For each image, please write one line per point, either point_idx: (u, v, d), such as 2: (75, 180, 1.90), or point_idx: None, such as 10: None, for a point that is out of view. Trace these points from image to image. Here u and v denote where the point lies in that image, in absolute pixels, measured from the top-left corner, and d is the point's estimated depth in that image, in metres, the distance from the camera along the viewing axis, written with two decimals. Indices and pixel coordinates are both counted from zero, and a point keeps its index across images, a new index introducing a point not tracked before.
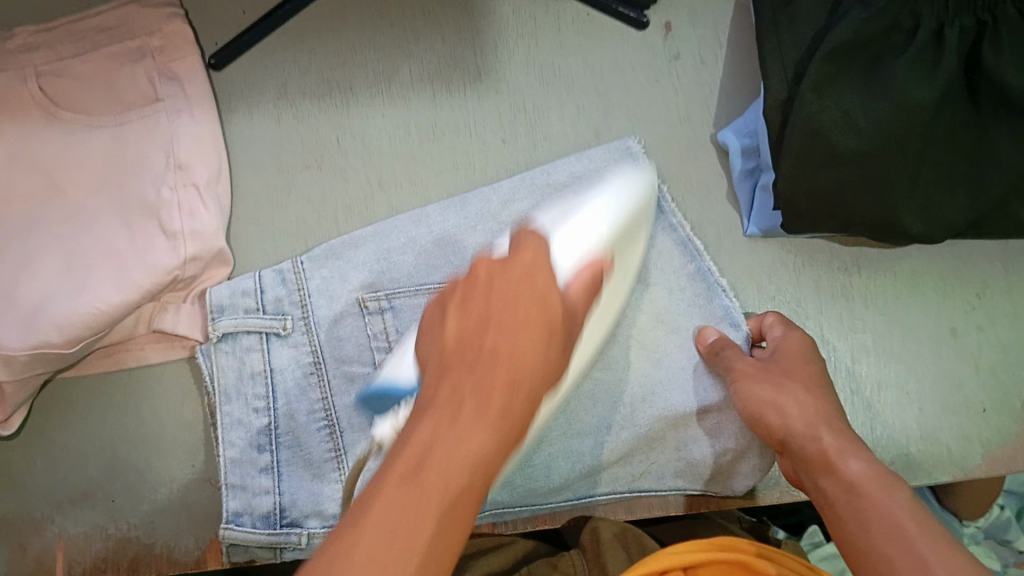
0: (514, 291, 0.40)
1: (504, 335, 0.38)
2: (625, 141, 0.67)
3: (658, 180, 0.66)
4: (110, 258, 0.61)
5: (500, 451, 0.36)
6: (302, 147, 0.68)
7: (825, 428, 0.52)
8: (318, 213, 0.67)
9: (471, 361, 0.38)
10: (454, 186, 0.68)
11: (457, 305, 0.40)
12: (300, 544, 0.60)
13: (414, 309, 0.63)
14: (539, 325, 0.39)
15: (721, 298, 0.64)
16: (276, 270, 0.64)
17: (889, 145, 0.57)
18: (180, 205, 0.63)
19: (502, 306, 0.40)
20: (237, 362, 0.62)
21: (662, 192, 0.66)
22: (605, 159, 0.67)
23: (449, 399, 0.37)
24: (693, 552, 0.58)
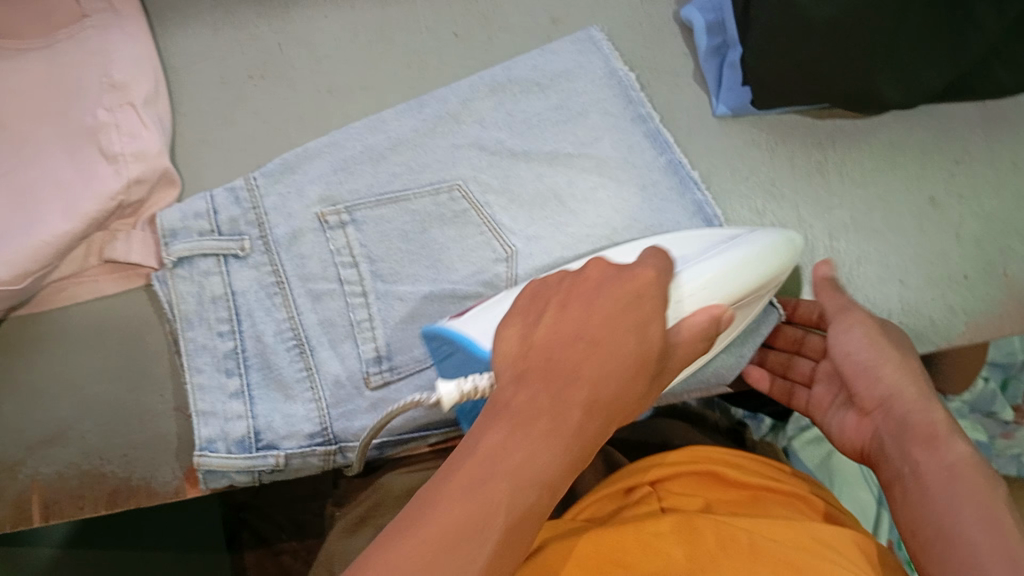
0: (603, 309, 0.39)
1: (595, 348, 0.38)
2: (588, 33, 0.65)
3: (625, 70, 0.64)
4: (49, 189, 0.57)
5: (569, 467, 0.36)
6: (246, 58, 0.65)
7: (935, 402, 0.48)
8: (268, 128, 0.64)
9: (555, 375, 0.37)
10: (407, 89, 0.65)
11: (557, 307, 0.40)
12: (278, 466, 0.57)
13: (379, 220, 0.60)
14: (625, 354, 0.38)
15: (693, 192, 0.61)
16: (229, 189, 0.61)
17: (859, 10, 0.54)
18: (119, 126, 0.59)
19: (601, 313, 0.39)
20: (196, 287, 0.59)
21: (629, 84, 0.64)
22: (569, 51, 0.65)
23: (527, 407, 0.36)
24: (667, 465, 0.58)
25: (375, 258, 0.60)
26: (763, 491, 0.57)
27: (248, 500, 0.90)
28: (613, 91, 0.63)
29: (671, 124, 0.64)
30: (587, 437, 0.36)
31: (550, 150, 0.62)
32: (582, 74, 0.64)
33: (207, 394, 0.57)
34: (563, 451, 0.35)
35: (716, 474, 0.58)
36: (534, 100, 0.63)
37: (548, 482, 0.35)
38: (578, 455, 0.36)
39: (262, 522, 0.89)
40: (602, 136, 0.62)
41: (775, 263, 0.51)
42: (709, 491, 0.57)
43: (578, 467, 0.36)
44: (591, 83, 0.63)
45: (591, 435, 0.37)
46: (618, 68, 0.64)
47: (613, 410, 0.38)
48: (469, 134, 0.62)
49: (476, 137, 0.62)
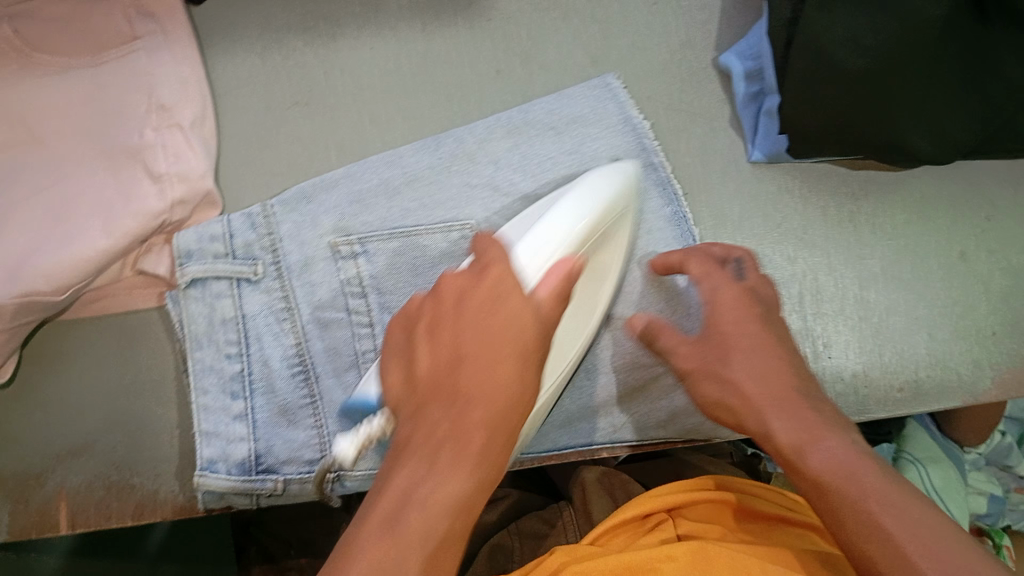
0: (488, 325, 0.41)
1: (476, 362, 0.40)
2: (605, 79, 0.65)
3: (641, 118, 0.64)
4: (93, 204, 0.59)
5: (477, 493, 0.37)
6: (290, 85, 0.66)
7: None
8: (309, 153, 0.65)
9: (447, 399, 0.39)
10: (446, 120, 0.66)
11: (426, 337, 0.42)
12: (276, 490, 0.59)
13: (390, 253, 0.62)
14: (507, 357, 0.40)
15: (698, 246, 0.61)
16: (245, 214, 0.62)
17: (895, 68, 0.55)
18: (164, 147, 0.61)
19: (475, 333, 0.41)
20: (208, 308, 0.61)
21: (644, 131, 0.64)
22: (585, 96, 0.65)
23: (425, 444, 0.37)
24: (682, 492, 0.58)
25: (384, 289, 0.61)
26: (779, 520, 0.57)
27: (256, 517, 0.91)
28: (627, 138, 0.64)
29: (707, 166, 0.65)
30: (491, 454, 0.38)
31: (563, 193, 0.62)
32: (598, 119, 0.64)
33: (210, 417, 0.59)
34: (470, 477, 0.37)
35: (733, 504, 0.58)
36: (549, 143, 0.64)
37: (459, 510, 0.36)
38: (484, 479, 0.38)
39: (270, 539, 0.90)
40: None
41: (607, 199, 0.55)
42: (724, 519, 0.57)
43: (485, 487, 0.38)
44: (605, 129, 0.64)
45: (495, 453, 0.39)
46: (634, 116, 0.64)
47: (507, 415, 0.39)
48: (483, 173, 0.63)
49: (490, 176, 0.63)
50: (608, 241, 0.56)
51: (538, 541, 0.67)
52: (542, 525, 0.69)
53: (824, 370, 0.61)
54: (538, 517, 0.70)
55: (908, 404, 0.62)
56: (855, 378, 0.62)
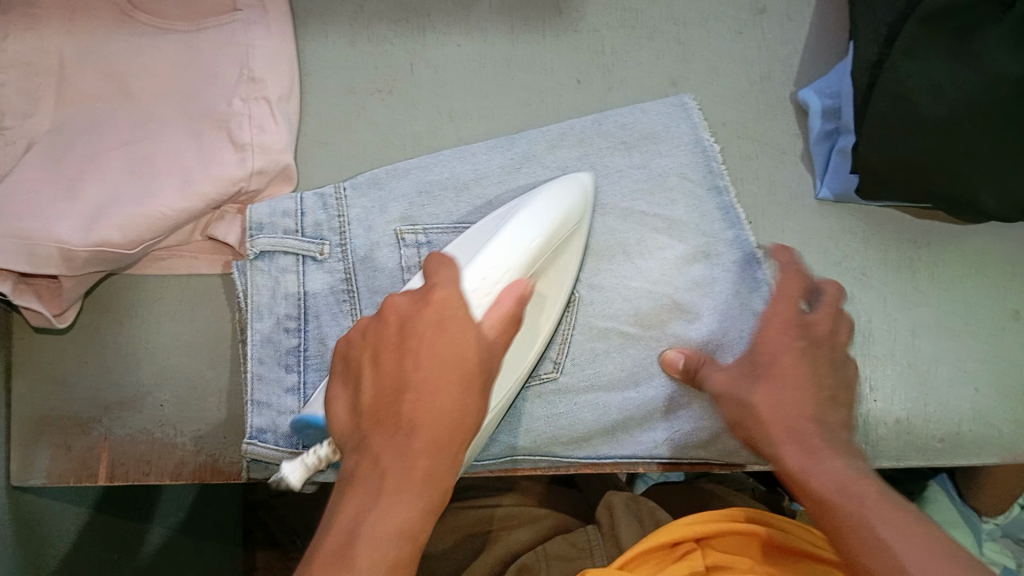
0: (444, 348, 0.41)
1: (421, 394, 0.40)
2: (680, 98, 0.66)
3: (711, 141, 0.65)
4: (174, 166, 0.60)
5: (428, 522, 0.39)
6: (374, 72, 0.68)
7: None
8: (386, 139, 0.67)
9: (384, 430, 0.39)
10: (522, 124, 0.67)
11: (400, 347, 0.41)
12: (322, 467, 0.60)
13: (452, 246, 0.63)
14: (447, 377, 0.40)
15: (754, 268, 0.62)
16: (318, 194, 0.64)
17: (972, 119, 0.56)
18: (249, 118, 0.62)
19: (430, 349, 0.41)
20: (271, 281, 0.62)
21: (713, 153, 0.65)
22: (659, 113, 0.66)
23: (365, 470, 0.39)
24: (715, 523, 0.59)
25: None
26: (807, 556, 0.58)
27: (267, 500, 0.91)
28: (695, 159, 0.65)
29: (773, 197, 0.66)
30: (427, 467, 0.39)
31: (626, 206, 0.63)
32: (669, 138, 0.65)
33: (258, 385, 0.61)
34: (418, 506, 0.38)
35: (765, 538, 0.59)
36: (618, 157, 0.64)
37: (409, 540, 0.37)
38: (436, 494, 0.39)
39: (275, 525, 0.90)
40: (676, 200, 0.64)
41: (556, 224, 0.55)
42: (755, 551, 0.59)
43: (434, 508, 0.39)
44: (675, 148, 0.65)
45: (439, 474, 0.39)
46: (705, 137, 0.65)
47: (455, 444, 0.40)
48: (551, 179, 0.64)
49: None
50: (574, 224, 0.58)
51: (569, 564, 0.66)
52: (568, 546, 0.68)
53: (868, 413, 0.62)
54: (563, 538, 0.69)
55: (948, 455, 0.62)
56: (897, 424, 0.62)
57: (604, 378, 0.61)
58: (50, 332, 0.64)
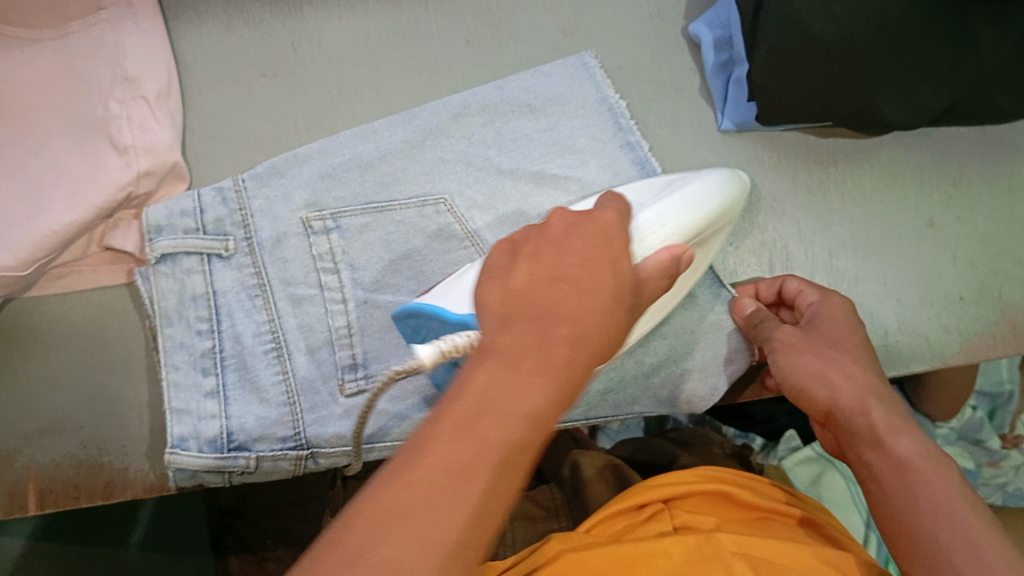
0: (583, 252, 0.37)
1: (570, 287, 0.35)
2: (582, 57, 0.64)
3: (616, 97, 0.64)
4: (58, 179, 0.58)
5: (557, 413, 0.33)
6: (257, 57, 0.65)
7: (875, 400, 0.50)
8: (277, 124, 0.64)
9: (534, 316, 0.34)
10: (417, 93, 0.65)
11: (528, 259, 0.37)
12: (248, 467, 0.59)
13: (361, 229, 0.62)
14: (603, 287, 0.36)
15: None
16: (216, 189, 0.62)
17: (865, 35, 0.54)
18: (130, 120, 0.60)
19: (569, 258, 0.37)
20: (178, 284, 0.60)
21: (619, 109, 0.63)
22: (561, 74, 0.64)
23: (512, 347, 0.33)
24: (679, 484, 0.59)
25: (357, 266, 0.61)
26: (771, 513, 0.58)
27: (234, 506, 0.89)
28: (604, 115, 0.63)
29: (679, 137, 0.64)
30: (573, 376, 0.33)
31: (537, 169, 0.62)
32: (576, 98, 0.64)
33: (171, 395, 0.58)
34: (549, 395, 0.32)
35: (726, 497, 0.59)
36: (525, 120, 0.63)
37: (533, 423, 0.32)
38: (567, 388, 0.34)
39: (246, 528, 0.88)
40: (588, 160, 0.62)
41: (721, 201, 0.52)
42: (718, 509, 0.59)
43: (564, 410, 0.33)
44: (581, 106, 0.63)
45: (578, 381, 0.34)
46: (609, 94, 0.64)
47: (592, 355, 0.35)
48: (457, 148, 0.63)
49: (464, 152, 0.63)
50: (730, 209, 0.55)
51: (534, 524, 0.70)
52: (537, 509, 0.72)
53: None
54: (525, 497, 0.74)
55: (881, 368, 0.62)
56: None
57: None
58: None
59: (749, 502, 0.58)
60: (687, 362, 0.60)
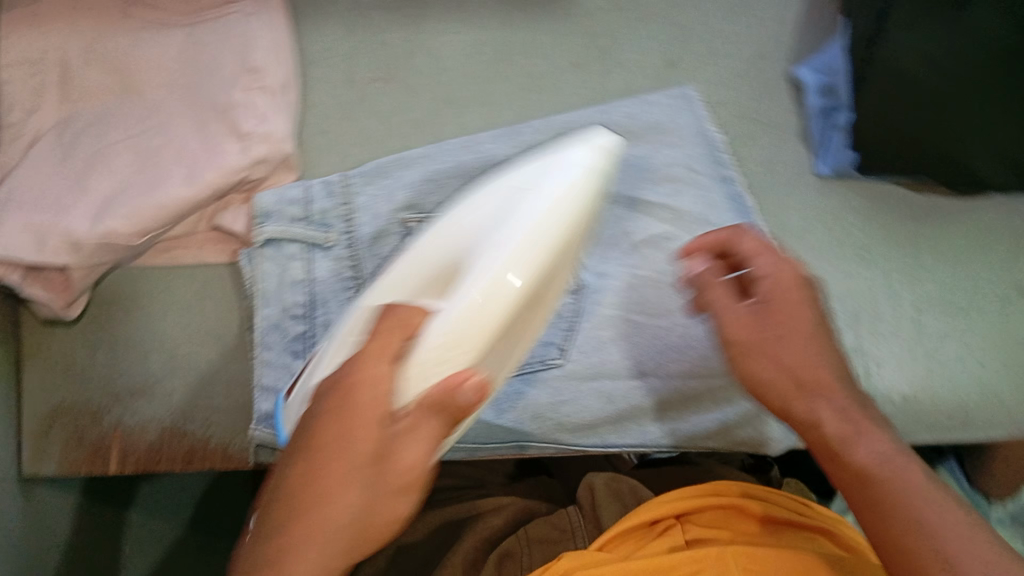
0: (365, 416, 0.41)
1: (339, 452, 0.40)
2: (684, 90, 0.66)
3: (718, 132, 0.65)
4: (180, 157, 0.62)
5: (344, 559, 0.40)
6: (373, 62, 0.68)
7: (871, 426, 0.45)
8: (386, 127, 0.67)
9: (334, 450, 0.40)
10: (521, 110, 0.67)
11: (345, 387, 0.42)
12: None
13: None
14: (350, 460, 0.40)
15: None
16: (324, 182, 0.65)
17: (966, 86, 0.57)
18: (251, 108, 0.63)
19: (365, 398, 0.42)
20: (279, 269, 0.63)
21: (720, 145, 0.65)
22: (665, 104, 0.66)
23: (326, 470, 0.39)
24: (688, 499, 0.58)
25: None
26: (791, 522, 0.58)
27: None
28: (703, 149, 0.64)
29: (773, 179, 0.66)
30: (367, 530, 0.41)
31: (633, 195, 0.64)
32: (676, 129, 0.65)
33: (261, 373, 0.61)
34: (348, 522, 0.40)
35: (739, 509, 0.58)
36: (626, 146, 0.65)
37: (328, 565, 0.39)
38: (351, 548, 0.40)
39: None
40: (683, 191, 0.63)
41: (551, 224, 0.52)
42: (733, 522, 0.58)
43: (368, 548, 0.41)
44: (683, 139, 0.64)
45: (358, 547, 0.41)
46: (711, 129, 0.65)
47: (366, 530, 0.41)
48: None
49: None
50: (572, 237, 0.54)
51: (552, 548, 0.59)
52: (548, 529, 0.61)
53: (874, 386, 0.61)
54: (542, 522, 0.61)
55: (959, 430, 0.61)
56: (899, 396, 0.61)
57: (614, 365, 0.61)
58: (56, 324, 0.63)
59: (767, 514, 0.58)
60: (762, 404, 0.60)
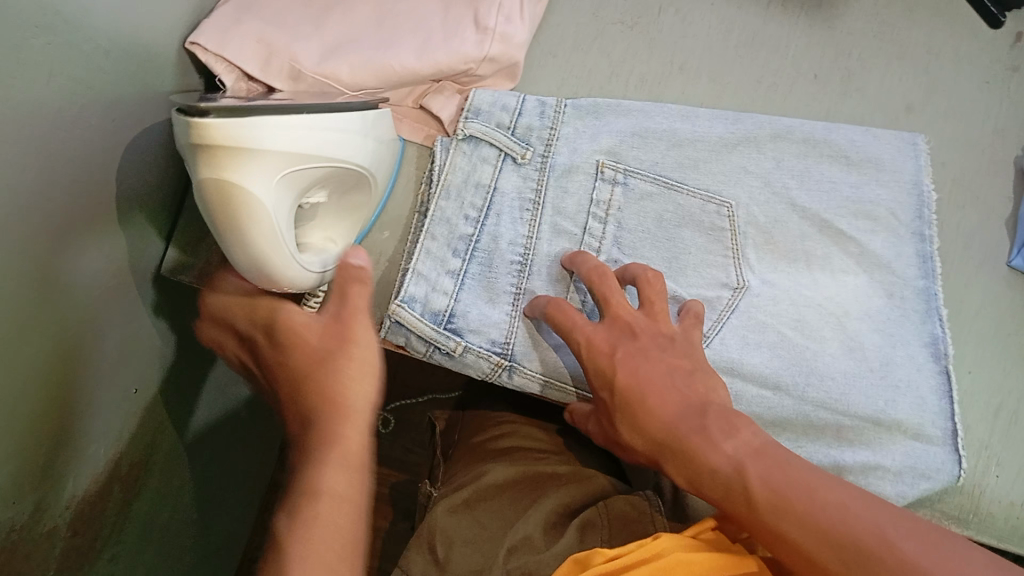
0: (292, 330, 0.53)
1: (297, 351, 0.52)
2: (914, 137, 0.65)
3: (931, 188, 0.64)
4: (416, 29, 0.63)
5: (356, 403, 0.50)
6: (624, 6, 0.70)
7: (751, 460, 0.46)
8: (612, 72, 0.68)
9: (296, 349, 0.52)
10: (746, 101, 0.67)
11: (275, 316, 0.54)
12: (453, 352, 0.60)
13: (644, 196, 0.64)
14: (319, 340, 0.52)
15: (935, 325, 0.62)
16: (539, 100, 0.65)
17: None
18: (497, 6, 0.63)
19: (287, 325, 0.53)
20: (468, 166, 0.63)
21: (929, 202, 0.64)
22: (889, 143, 0.65)
23: (293, 378, 0.52)
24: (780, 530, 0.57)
25: (624, 227, 0.63)
26: None
27: None
28: (911, 201, 0.64)
29: (956, 257, 0.65)
30: (351, 382, 0.50)
31: (827, 218, 0.63)
32: (893, 170, 0.64)
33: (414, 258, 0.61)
34: (342, 372, 0.50)
35: None
36: (838, 170, 0.64)
37: (343, 412, 0.50)
38: (348, 397, 0.50)
39: None
40: (877, 233, 0.63)
41: (328, 149, 0.50)
42: None
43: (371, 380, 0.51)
44: (895, 183, 0.64)
45: (355, 392, 0.50)
46: (925, 182, 0.64)
47: (358, 371, 0.50)
48: (763, 166, 0.64)
49: (767, 171, 0.64)
50: (326, 127, 0.49)
51: (634, 526, 0.61)
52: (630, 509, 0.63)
53: (986, 488, 0.61)
54: (627, 501, 0.64)
55: None
56: (1009, 506, 0.61)
57: (752, 369, 0.61)
58: None
59: None
60: (885, 461, 0.59)
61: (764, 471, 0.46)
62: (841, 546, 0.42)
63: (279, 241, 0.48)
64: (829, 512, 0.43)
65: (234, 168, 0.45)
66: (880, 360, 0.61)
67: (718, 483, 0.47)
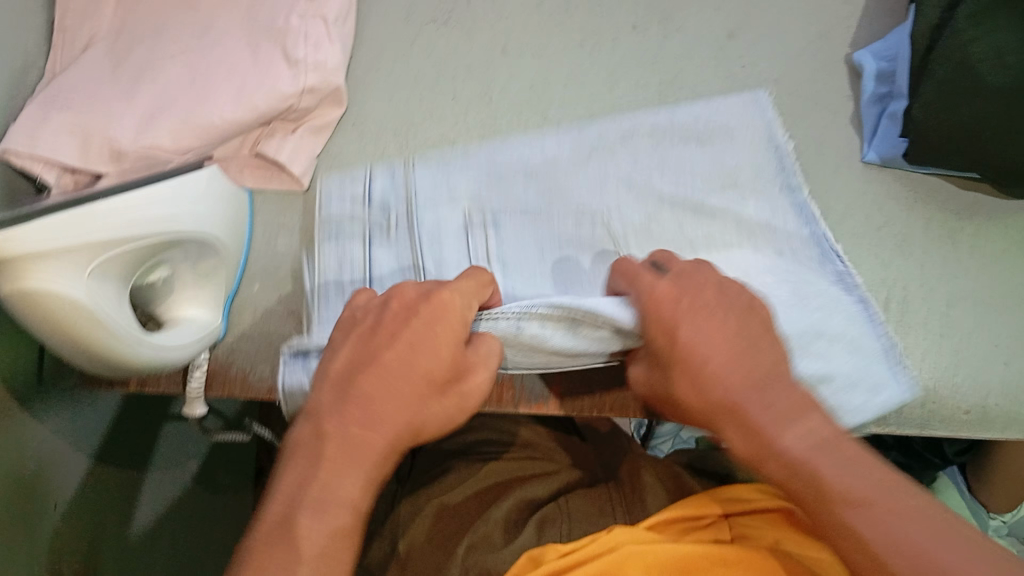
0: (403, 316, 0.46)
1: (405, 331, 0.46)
2: (755, 92, 0.67)
3: (785, 139, 0.65)
4: (231, 75, 0.62)
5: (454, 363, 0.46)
6: (432, 7, 0.73)
7: (795, 422, 0.42)
8: (438, 70, 0.70)
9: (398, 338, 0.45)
10: (572, 67, 0.69)
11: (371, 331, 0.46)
12: None
13: (517, 229, 0.61)
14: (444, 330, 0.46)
15: (834, 263, 0.61)
16: (387, 174, 0.64)
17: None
18: (306, 35, 0.64)
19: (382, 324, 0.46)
20: (337, 255, 0.61)
21: (787, 150, 0.65)
22: (733, 108, 0.66)
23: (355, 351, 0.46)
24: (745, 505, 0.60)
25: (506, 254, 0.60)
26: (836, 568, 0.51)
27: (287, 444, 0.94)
28: (759, 131, 0.65)
29: (814, 164, 0.66)
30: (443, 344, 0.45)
31: (698, 199, 0.62)
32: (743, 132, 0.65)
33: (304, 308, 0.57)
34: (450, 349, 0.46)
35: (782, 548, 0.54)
36: (694, 149, 0.64)
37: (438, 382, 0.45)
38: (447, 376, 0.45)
39: None
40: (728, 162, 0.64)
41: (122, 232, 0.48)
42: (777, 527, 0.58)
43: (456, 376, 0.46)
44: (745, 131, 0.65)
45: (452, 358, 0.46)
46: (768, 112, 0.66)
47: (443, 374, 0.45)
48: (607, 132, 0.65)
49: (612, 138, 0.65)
50: (111, 207, 0.48)
51: (594, 518, 0.65)
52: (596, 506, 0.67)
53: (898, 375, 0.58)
54: (585, 498, 0.68)
55: (977, 427, 0.58)
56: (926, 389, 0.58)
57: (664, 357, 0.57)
58: None
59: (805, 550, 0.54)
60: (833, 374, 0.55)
61: (834, 466, 0.40)
62: (901, 552, 0.37)
63: (92, 331, 0.48)
64: (877, 517, 0.38)
65: (18, 273, 0.45)
66: (798, 293, 0.57)
67: (751, 452, 0.42)
